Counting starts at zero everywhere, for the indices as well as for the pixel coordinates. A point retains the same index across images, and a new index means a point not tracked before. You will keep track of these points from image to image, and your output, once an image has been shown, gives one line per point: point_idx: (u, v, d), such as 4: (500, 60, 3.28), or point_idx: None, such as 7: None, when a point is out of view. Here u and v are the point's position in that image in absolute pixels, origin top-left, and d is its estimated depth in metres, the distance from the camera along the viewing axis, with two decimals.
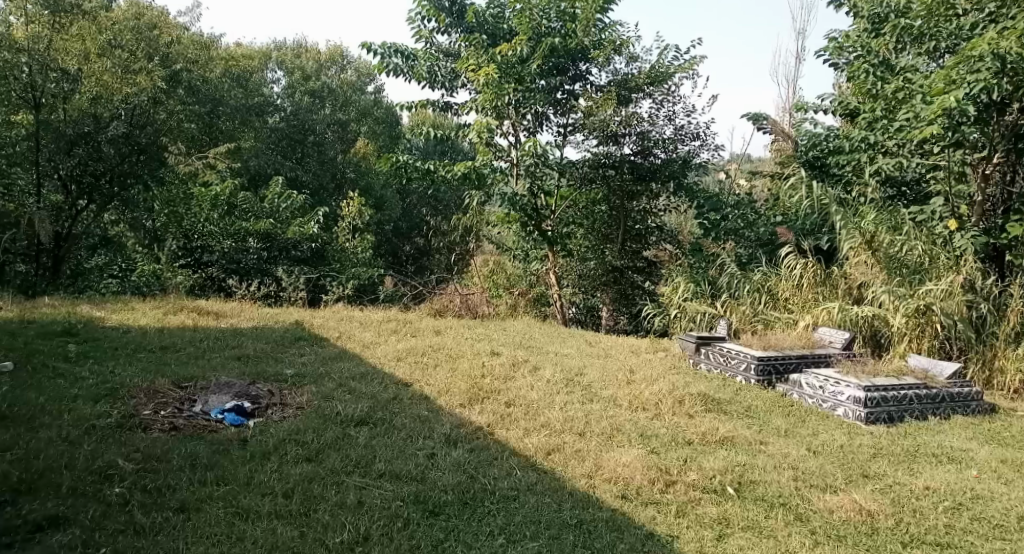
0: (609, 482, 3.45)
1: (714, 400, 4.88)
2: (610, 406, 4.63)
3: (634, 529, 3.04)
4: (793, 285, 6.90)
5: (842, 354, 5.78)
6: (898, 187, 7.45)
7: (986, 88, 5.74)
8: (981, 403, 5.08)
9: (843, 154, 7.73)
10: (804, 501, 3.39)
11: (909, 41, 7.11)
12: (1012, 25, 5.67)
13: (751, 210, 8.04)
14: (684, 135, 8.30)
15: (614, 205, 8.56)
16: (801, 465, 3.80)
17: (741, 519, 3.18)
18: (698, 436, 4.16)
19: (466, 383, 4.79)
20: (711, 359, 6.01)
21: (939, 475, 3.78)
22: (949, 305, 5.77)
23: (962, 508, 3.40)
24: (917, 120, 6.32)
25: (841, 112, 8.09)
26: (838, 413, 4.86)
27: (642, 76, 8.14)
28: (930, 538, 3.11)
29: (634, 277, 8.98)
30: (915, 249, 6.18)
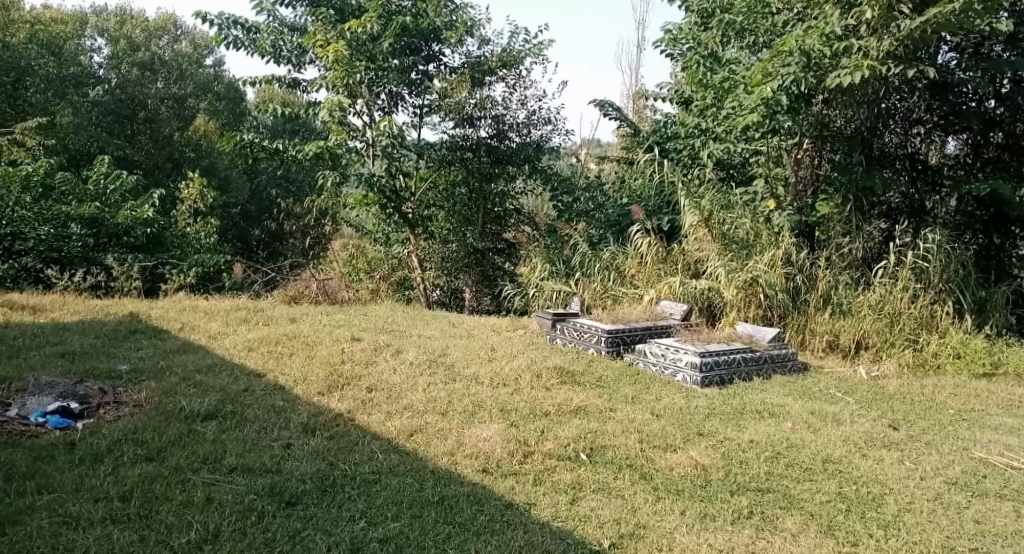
0: (470, 458, 3.55)
1: (568, 372, 5.13)
2: (472, 384, 4.74)
3: (494, 500, 3.16)
4: (638, 261, 7.30)
5: (681, 324, 6.24)
6: (727, 170, 8.14)
7: (796, 81, 6.37)
8: (796, 362, 5.70)
9: (680, 140, 8.44)
10: (648, 461, 3.69)
11: (732, 36, 7.76)
12: (816, 25, 6.37)
13: (600, 192, 8.61)
14: (537, 120, 8.56)
15: (473, 187, 8.65)
16: (646, 429, 4.11)
17: (593, 482, 3.40)
18: (555, 407, 4.37)
19: (325, 371, 4.72)
20: (566, 335, 6.27)
21: (761, 428, 4.23)
22: (772, 277, 6.44)
23: (779, 456, 3.83)
24: (741, 109, 6.98)
25: (677, 100, 8.70)
26: (678, 378, 5.28)
27: (494, 59, 8.27)
28: (753, 485, 3.48)
29: (495, 259, 9.14)
30: (743, 226, 6.91)
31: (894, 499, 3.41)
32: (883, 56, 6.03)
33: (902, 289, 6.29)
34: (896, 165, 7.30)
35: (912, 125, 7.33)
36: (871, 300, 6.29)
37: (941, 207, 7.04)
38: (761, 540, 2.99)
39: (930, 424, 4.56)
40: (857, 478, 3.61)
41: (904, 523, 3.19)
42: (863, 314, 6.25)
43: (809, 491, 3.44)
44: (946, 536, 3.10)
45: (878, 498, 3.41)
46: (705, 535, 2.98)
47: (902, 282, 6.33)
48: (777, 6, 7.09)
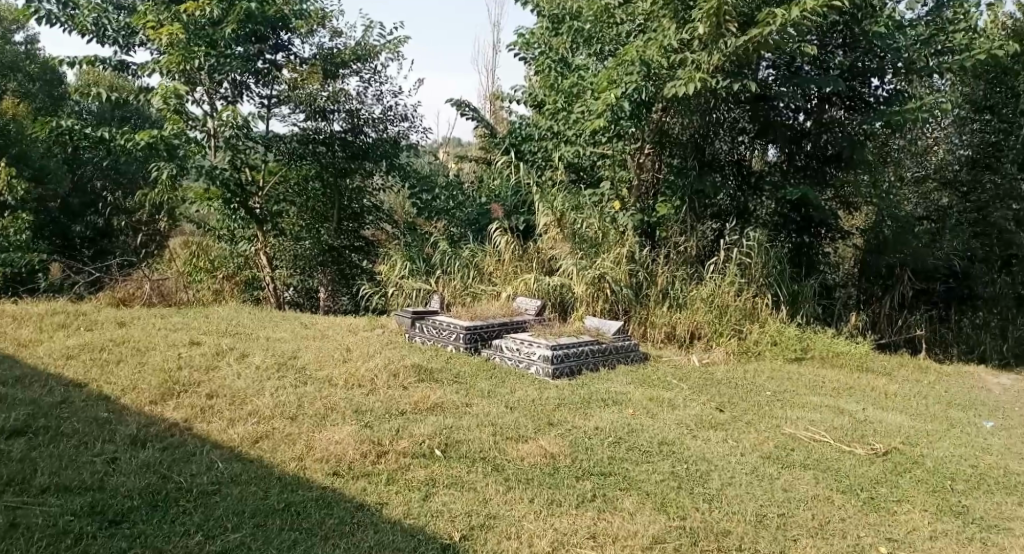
0: (320, 461, 3.46)
1: (425, 370, 5.12)
2: (324, 386, 4.62)
3: (343, 502, 3.10)
4: (496, 259, 7.42)
5: (535, 319, 6.42)
6: (578, 172, 8.41)
7: (638, 90, 6.83)
8: (638, 352, 6.04)
9: (534, 142, 8.64)
10: (500, 453, 3.76)
11: (581, 43, 8.13)
12: (654, 37, 6.79)
13: (460, 192, 8.57)
14: (393, 116, 8.51)
15: (328, 182, 8.41)
16: (499, 421, 4.19)
17: (446, 477, 3.42)
18: (411, 405, 4.35)
19: (158, 378, 4.41)
20: (424, 333, 6.26)
21: (606, 416, 4.45)
22: (618, 273, 6.79)
23: (621, 441, 4.05)
24: (589, 113, 7.49)
25: (530, 102, 8.93)
26: (532, 371, 5.42)
27: (348, 52, 8.06)
28: (597, 469, 3.65)
29: (352, 257, 8.96)
30: (593, 225, 7.21)
31: (718, 475, 3.71)
32: (713, 69, 6.50)
33: (729, 283, 6.89)
34: (724, 170, 7.87)
35: (737, 133, 7.86)
36: (703, 294, 6.80)
37: (762, 208, 7.82)
38: (603, 520, 3.14)
39: (750, 405, 5.01)
40: (688, 458, 3.89)
41: (726, 495, 3.48)
42: (696, 306, 6.77)
43: (646, 472, 3.66)
44: (760, 505, 3.41)
45: (705, 475, 3.70)
46: (551, 520, 3.09)
47: (729, 278, 6.93)
48: (620, 17, 7.46)
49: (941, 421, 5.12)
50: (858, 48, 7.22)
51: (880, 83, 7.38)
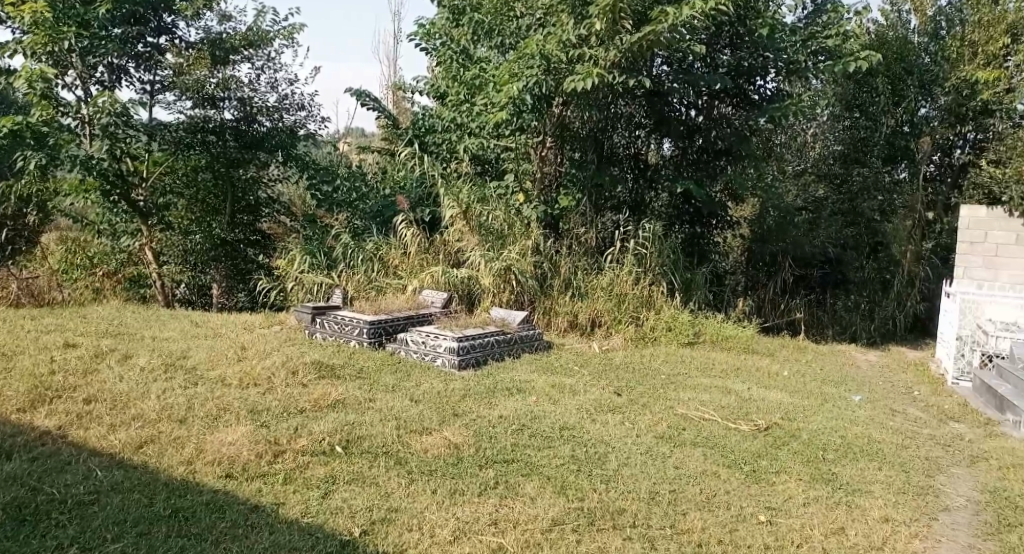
0: (212, 464, 3.31)
1: (326, 366, 4.99)
2: (217, 387, 4.42)
3: (237, 504, 2.98)
4: (401, 252, 7.32)
5: (441, 311, 6.39)
6: (482, 164, 8.48)
7: (538, 83, 6.88)
8: (541, 341, 6.14)
9: (438, 133, 8.60)
10: (404, 446, 3.72)
11: (481, 35, 8.12)
12: (553, 31, 6.87)
13: (361, 182, 8.33)
14: (289, 105, 8.18)
15: (219, 173, 7.99)
16: (403, 415, 4.14)
17: (346, 473, 3.35)
18: (310, 403, 4.23)
19: (28, 384, 4.09)
20: (325, 328, 6.10)
21: (510, 404, 4.48)
22: (524, 265, 6.85)
23: (524, 428, 4.10)
24: (491, 105, 7.48)
25: (432, 93, 8.86)
26: (437, 363, 5.39)
27: (238, 38, 7.70)
28: (500, 457, 3.68)
29: (247, 251, 8.60)
30: (498, 217, 7.26)
31: (615, 456, 3.83)
32: (609, 65, 6.64)
33: (627, 273, 7.09)
34: (622, 164, 8.08)
35: (634, 127, 7.97)
36: (603, 283, 6.97)
37: (658, 201, 8.12)
38: (504, 507, 3.17)
39: (646, 388, 5.18)
40: (588, 441, 4.00)
41: (622, 475, 3.61)
42: (597, 295, 6.93)
43: (547, 458, 3.73)
44: (653, 483, 3.56)
45: (603, 457, 3.81)
46: (452, 510, 3.08)
47: (627, 268, 7.13)
48: (519, 10, 7.50)
49: (817, 396, 5.46)
50: (743, 48, 7.50)
51: (763, 80, 7.73)
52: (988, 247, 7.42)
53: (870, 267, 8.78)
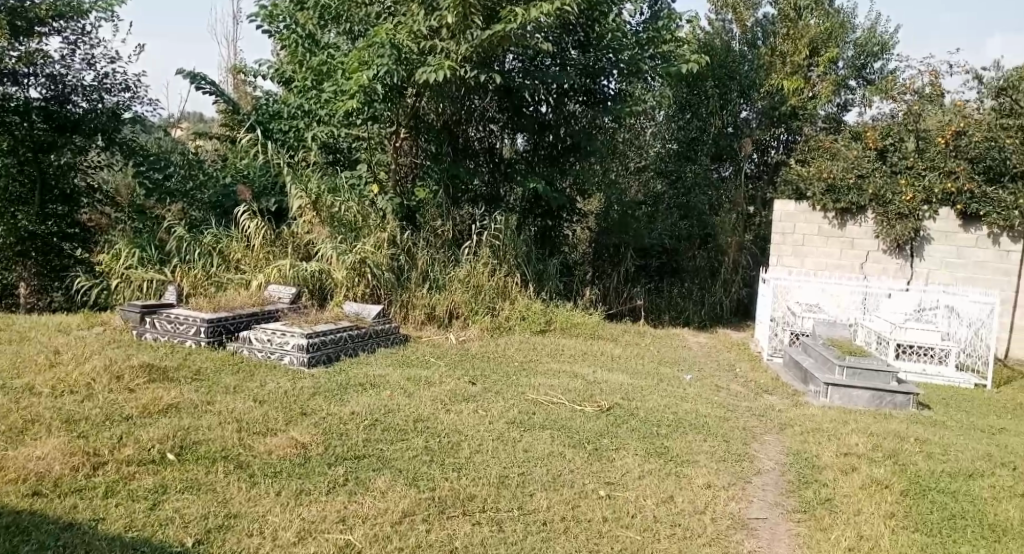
0: (16, 482, 2.97)
1: (158, 369, 4.62)
2: (26, 396, 3.96)
3: (46, 524, 2.69)
4: (244, 246, 6.93)
5: (288, 307, 6.13)
6: (334, 153, 8.13)
7: (389, 73, 6.71)
8: (396, 335, 6.03)
9: (284, 120, 8.19)
10: (246, 449, 3.52)
11: (329, 20, 7.79)
12: (403, 20, 6.76)
13: (201, 170, 7.71)
14: (109, 84, 7.54)
15: (25, 158, 7.17)
16: (246, 417, 3.92)
17: (180, 481, 3.12)
18: (138, 409, 3.90)
19: None
20: (157, 328, 5.65)
21: (362, 400, 4.38)
22: (378, 258, 6.73)
23: (377, 423, 4.03)
24: (340, 93, 7.29)
25: (277, 78, 8.43)
26: (285, 361, 5.14)
27: (44, 7, 6.92)
28: (350, 453, 3.58)
29: (63, 246, 7.79)
30: (351, 209, 7.05)
31: (468, 444, 3.87)
32: (461, 59, 6.63)
33: (482, 265, 7.18)
34: (477, 158, 8.24)
35: (487, 122, 8.14)
36: (460, 275, 7.01)
37: (512, 195, 8.33)
38: (353, 503, 3.11)
39: (499, 376, 5.28)
40: (440, 432, 4.01)
41: (474, 463, 3.66)
42: (453, 287, 6.95)
43: (400, 451, 3.69)
44: (503, 467, 3.64)
45: (456, 446, 3.84)
46: (297, 510, 2.98)
47: (483, 260, 7.21)
48: None
49: (654, 376, 5.82)
50: (590, 50, 7.72)
51: (607, 81, 7.94)
52: (796, 238, 8.25)
53: (701, 257, 9.53)
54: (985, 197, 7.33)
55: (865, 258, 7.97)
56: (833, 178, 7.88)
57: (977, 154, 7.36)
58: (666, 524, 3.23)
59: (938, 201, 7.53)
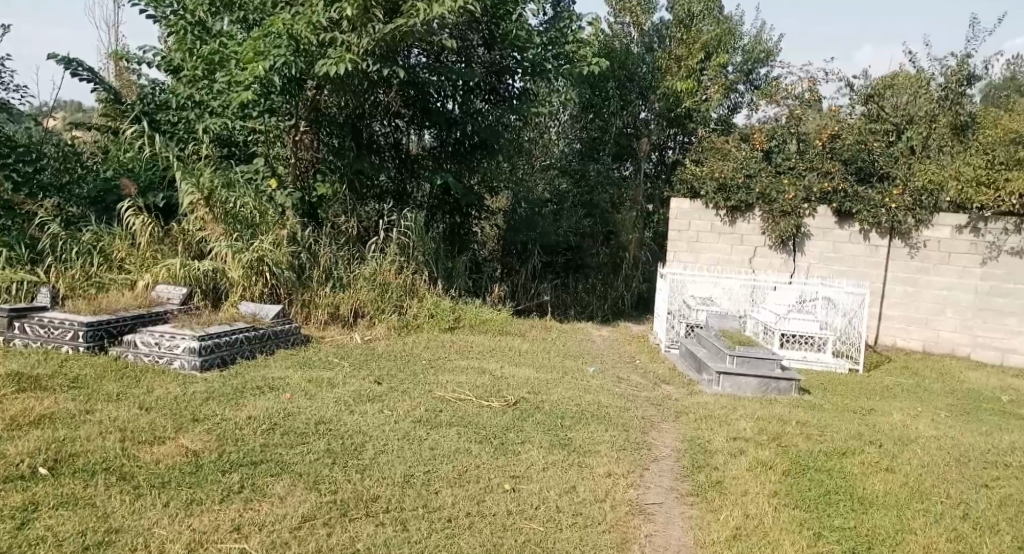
0: None
1: (29, 377, 4.30)
2: None
3: None
4: (128, 245, 6.54)
5: (178, 308, 5.85)
6: (228, 147, 7.80)
7: (287, 64, 6.58)
8: (297, 336, 5.86)
9: (172, 111, 7.77)
10: (130, 459, 3.34)
11: (222, 8, 7.45)
12: (301, 10, 6.57)
13: (78, 164, 7.32)
14: None
15: None
16: (130, 426, 3.71)
17: (53, 497, 2.92)
18: (6, 420, 3.62)
19: None
20: (28, 333, 5.25)
21: (259, 403, 4.24)
22: (278, 256, 6.51)
23: (275, 427, 3.90)
24: (234, 83, 7.00)
25: (165, 66, 7.98)
26: (175, 365, 4.91)
27: None
28: (247, 459, 3.46)
29: None
30: (247, 204, 6.76)
31: (372, 445, 3.82)
32: (363, 53, 6.48)
33: (389, 263, 7.11)
34: (382, 152, 7.99)
35: (393, 117, 7.94)
36: (365, 273, 6.91)
37: (419, 191, 8.26)
38: (249, 511, 3.02)
39: (405, 375, 5.24)
40: (343, 433, 3.93)
41: (378, 463, 3.61)
42: (359, 286, 6.84)
43: (300, 454, 3.60)
44: (408, 466, 3.62)
45: (359, 447, 3.78)
46: (188, 521, 2.87)
47: (390, 257, 7.13)
48: None
49: (559, 370, 5.93)
50: (496, 47, 7.68)
51: (512, 79, 8.04)
52: (691, 234, 8.68)
53: (604, 253, 9.81)
54: (857, 196, 7.82)
55: (753, 254, 8.42)
56: (724, 177, 8.27)
57: (850, 156, 7.90)
58: (568, 513, 3.31)
59: (817, 200, 8.03)
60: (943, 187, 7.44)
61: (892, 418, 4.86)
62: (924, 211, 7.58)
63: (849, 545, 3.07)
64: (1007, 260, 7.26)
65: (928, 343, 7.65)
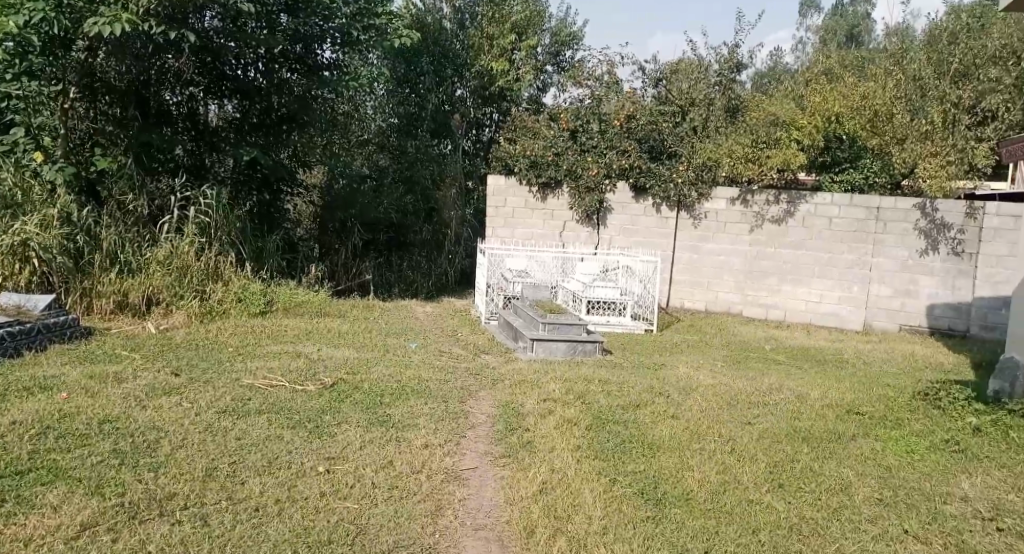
0: None
1: None
2: None
3: None
4: None
5: None
6: None
7: (47, 21, 5.81)
8: (76, 329, 5.26)
9: None
10: None
11: None
12: None
13: None
14: None
15: None
16: None
17: None
18: None
19: None
20: None
21: (28, 406, 3.77)
22: (47, 239, 5.84)
23: (49, 431, 3.49)
24: None
25: None
26: None
27: None
28: (11, 469, 3.07)
29: None
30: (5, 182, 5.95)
31: (168, 440, 3.54)
32: (142, 13, 5.90)
33: (188, 243, 6.57)
34: (176, 124, 7.35)
35: (185, 84, 7.28)
36: (159, 257, 6.34)
37: (221, 166, 7.61)
38: (13, 526, 2.69)
39: (208, 364, 4.90)
40: (133, 432, 3.60)
41: (176, 459, 3.36)
42: (153, 270, 6.27)
43: (80, 458, 3.25)
44: (211, 459, 3.39)
45: (153, 444, 3.49)
46: None
47: (188, 238, 6.59)
48: None
49: (378, 348, 5.86)
50: (301, 13, 7.21)
51: (320, 48, 7.65)
52: (507, 210, 8.92)
53: (427, 230, 9.65)
54: (651, 172, 8.42)
55: (563, 228, 8.80)
56: (535, 155, 8.55)
57: (644, 135, 8.47)
58: (384, 488, 3.28)
59: (617, 176, 8.53)
60: (718, 163, 8.16)
61: (678, 371, 5.33)
62: (704, 185, 8.30)
63: (640, 486, 3.31)
64: (769, 228, 8.21)
65: (709, 304, 8.48)
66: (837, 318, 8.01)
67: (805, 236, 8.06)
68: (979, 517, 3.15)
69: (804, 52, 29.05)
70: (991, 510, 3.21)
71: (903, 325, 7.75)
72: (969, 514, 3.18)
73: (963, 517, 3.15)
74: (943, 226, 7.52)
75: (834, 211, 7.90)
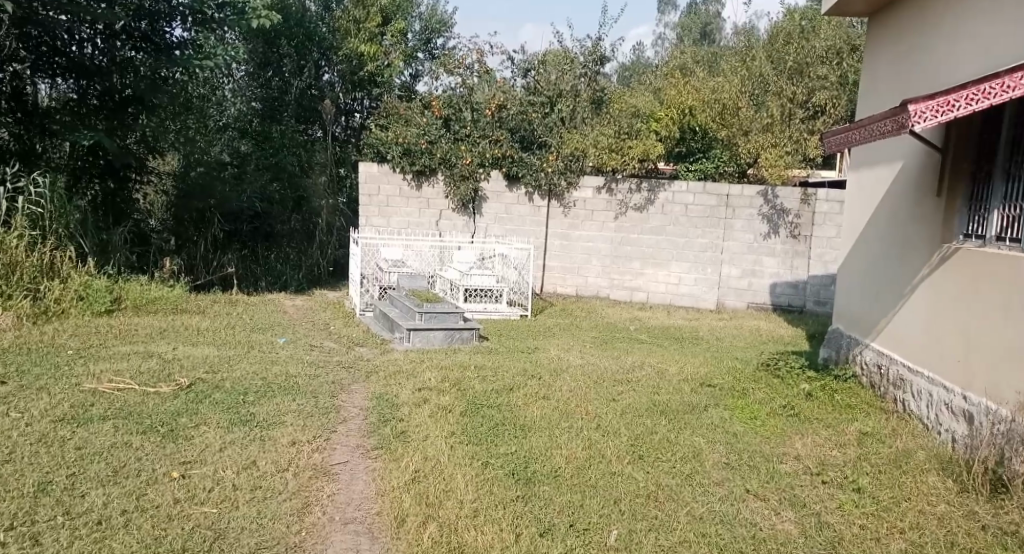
0: None
1: None
2: None
3: None
4: None
5: None
6: None
7: None
8: None
9: None
10: None
11: None
12: None
13: None
14: None
15: None
16: None
17: None
18: None
19: None
20: None
21: None
22: None
23: None
24: None
25: None
26: None
27: None
28: None
29: None
30: None
31: None
32: None
33: (17, 238, 5.90)
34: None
35: (7, 61, 6.59)
36: None
37: (53, 152, 6.95)
38: None
39: (44, 369, 4.44)
40: None
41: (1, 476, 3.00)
42: None
43: None
44: (45, 473, 3.06)
45: None
46: None
47: (17, 232, 5.94)
48: None
49: (243, 344, 5.54)
50: None
51: (169, 26, 7.15)
52: (381, 199, 8.70)
53: (295, 220, 9.20)
54: (522, 162, 8.45)
55: (439, 216, 8.68)
56: (407, 142, 8.39)
57: (514, 125, 8.54)
58: (246, 489, 3.08)
59: (490, 165, 8.52)
60: (586, 154, 8.38)
61: (549, 353, 5.41)
62: (573, 174, 8.46)
63: (511, 467, 3.30)
64: (632, 215, 8.48)
65: (579, 288, 8.67)
66: (692, 298, 8.42)
67: (664, 222, 8.40)
68: (808, 473, 3.40)
69: (663, 48, 30.37)
70: (818, 465, 3.47)
71: (750, 303, 8.30)
72: (800, 470, 3.43)
73: (795, 473, 3.39)
74: (781, 211, 8.12)
75: (689, 199, 8.30)
